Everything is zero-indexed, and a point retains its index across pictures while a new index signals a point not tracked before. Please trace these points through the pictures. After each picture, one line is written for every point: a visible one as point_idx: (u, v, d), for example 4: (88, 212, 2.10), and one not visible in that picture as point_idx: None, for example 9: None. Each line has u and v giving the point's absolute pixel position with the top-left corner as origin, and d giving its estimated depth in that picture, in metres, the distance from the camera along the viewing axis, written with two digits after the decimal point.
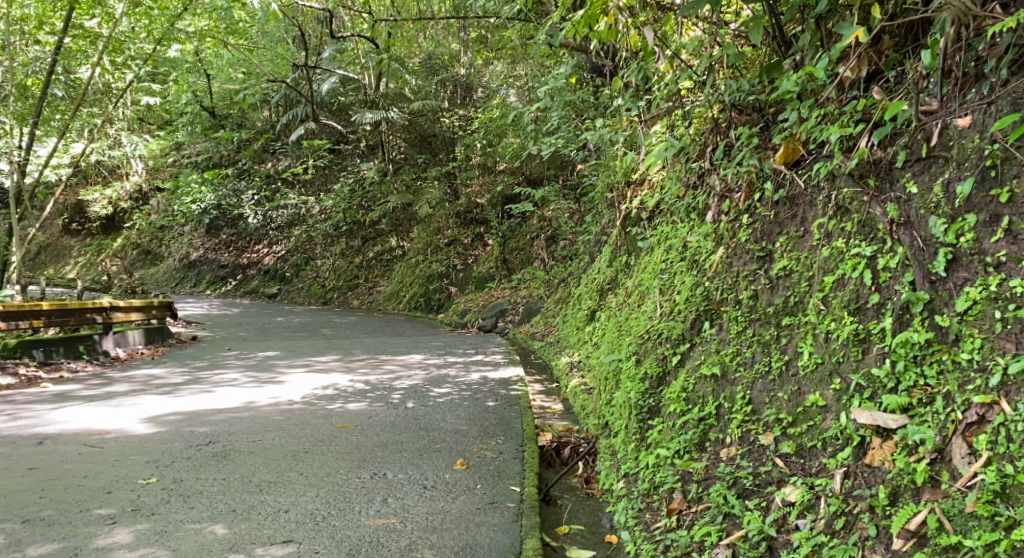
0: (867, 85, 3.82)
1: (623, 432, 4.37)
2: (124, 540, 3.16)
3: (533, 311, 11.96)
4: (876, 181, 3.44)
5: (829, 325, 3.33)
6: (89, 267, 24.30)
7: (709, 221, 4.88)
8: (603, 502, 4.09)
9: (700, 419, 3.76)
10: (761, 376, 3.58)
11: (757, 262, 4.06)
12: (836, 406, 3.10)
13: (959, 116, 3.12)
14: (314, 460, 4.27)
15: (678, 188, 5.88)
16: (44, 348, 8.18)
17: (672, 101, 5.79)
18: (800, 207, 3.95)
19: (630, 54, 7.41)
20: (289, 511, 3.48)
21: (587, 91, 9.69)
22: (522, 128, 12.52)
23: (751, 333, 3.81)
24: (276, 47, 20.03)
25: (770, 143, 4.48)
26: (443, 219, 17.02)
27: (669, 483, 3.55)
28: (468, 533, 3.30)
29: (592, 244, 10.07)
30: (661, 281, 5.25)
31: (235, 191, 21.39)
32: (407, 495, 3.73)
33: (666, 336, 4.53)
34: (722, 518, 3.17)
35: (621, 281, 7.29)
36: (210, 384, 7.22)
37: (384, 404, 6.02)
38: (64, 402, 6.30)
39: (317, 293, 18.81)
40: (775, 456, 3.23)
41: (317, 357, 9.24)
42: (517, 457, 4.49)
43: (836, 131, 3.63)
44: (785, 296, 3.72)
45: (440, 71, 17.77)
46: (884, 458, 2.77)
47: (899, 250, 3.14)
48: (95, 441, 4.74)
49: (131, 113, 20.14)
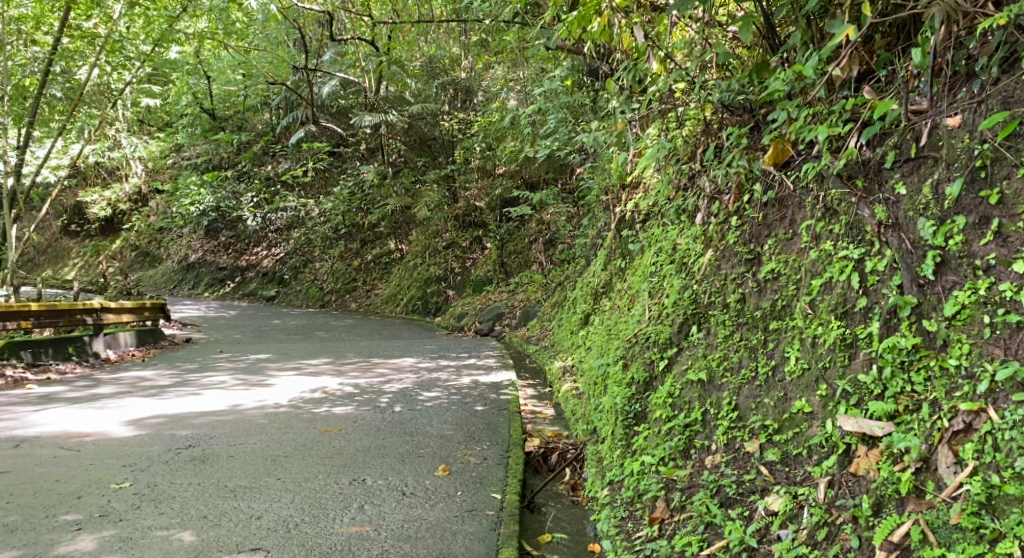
0: (858, 85, 3.74)
1: (610, 438, 4.27)
2: (87, 548, 3.07)
3: (530, 314, 11.86)
4: (865, 182, 3.35)
5: (817, 329, 3.24)
6: (87, 268, 24.20)
7: (698, 222, 4.80)
8: (589, 510, 3.99)
9: (685, 425, 3.67)
10: (748, 382, 3.49)
11: (745, 265, 3.97)
12: (823, 413, 3.02)
13: (949, 115, 3.04)
14: (293, 465, 4.19)
15: (670, 190, 5.80)
16: (32, 349, 8.05)
17: (666, 103, 5.70)
18: (788, 208, 3.87)
19: (625, 55, 7.31)
20: (261, 517, 3.40)
21: (585, 94, 9.58)
22: (520, 130, 12.41)
23: (739, 337, 3.72)
24: (276, 49, 19.97)
25: (760, 144, 4.39)
26: (441, 222, 16.91)
27: (652, 491, 3.46)
28: (443, 542, 3.22)
29: (589, 248, 9.96)
30: (651, 285, 5.16)
31: (234, 193, 21.26)
32: (384, 502, 3.65)
33: (654, 340, 4.45)
34: (703, 528, 3.08)
35: (615, 285, 7.19)
36: (197, 387, 7.13)
37: (371, 408, 5.93)
38: (48, 404, 6.20)
39: (315, 295, 18.73)
40: (761, 464, 3.13)
41: (309, 360, 9.17)
42: (501, 463, 4.41)
43: (825, 131, 3.53)
44: (772, 299, 3.64)
45: (440, 75, 17.57)
46: (869, 467, 2.68)
47: (887, 253, 3.06)
48: (72, 444, 4.66)
49: (131, 115, 20.04)
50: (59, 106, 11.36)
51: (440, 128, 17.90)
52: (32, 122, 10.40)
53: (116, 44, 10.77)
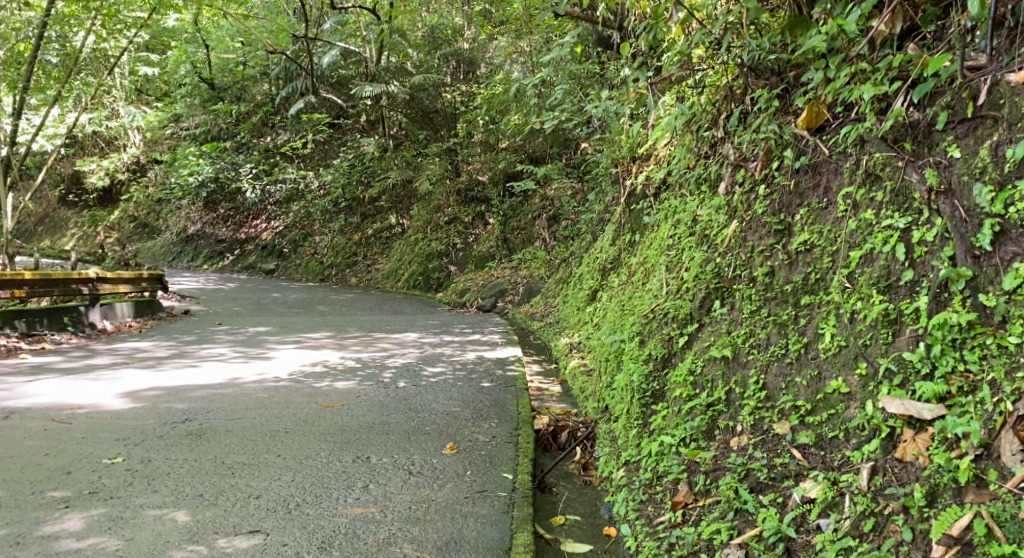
0: (900, 43, 3.47)
1: (624, 417, 4.06)
2: (74, 528, 2.87)
3: (533, 291, 11.66)
4: (913, 145, 3.11)
5: (856, 304, 3.01)
6: (84, 238, 23.86)
7: (722, 192, 4.56)
8: (602, 491, 3.81)
9: (708, 405, 3.45)
10: (776, 359, 3.28)
11: (774, 236, 3.73)
12: (862, 394, 2.80)
13: (1012, 71, 2.77)
14: (294, 441, 4.00)
15: (688, 158, 5.58)
16: (27, 319, 7.81)
17: (683, 70, 5.43)
18: (823, 175, 3.62)
19: (638, 18, 6.94)
20: (261, 496, 3.20)
21: (593, 63, 9.24)
22: (525, 102, 12.01)
23: (767, 313, 3.50)
24: (275, 19, 19.49)
25: (792, 108, 4.14)
26: (443, 197, 16.56)
27: (674, 473, 3.27)
28: (453, 526, 3.02)
29: (595, 223, 9.73)
30: (668, 259, 4.93)
31: (233, 164, 20.60)
32: (390, 481, 3.45)
33: (672, 316, 4.21)
34: (732, 514, 2.87)
35: (624, 261, 6.96)
36: (195, 359, 6.95)
37: (374, 383, 5.73)
38: (42, 374, 6.00)
39: (315, 270, 18.54)
40: (792, 447, 2.93)
41: (310, 333, 8.97)
42: (511, 441, 4.21)
43: (870, 90, 3.28)
44: (805, 273, 3.41)
45: (443, 46, 17.47)
46: (918, 453, 2.47)
47: (937, 222, 2.82)
48: (64, 417, 4.46)
49: (129, 83, 19.63)
50: (54, 73, 10.94)
51: (442, 100, 17.52)
52: (26, 89, 9.99)
53: (112, 9, 10.29)
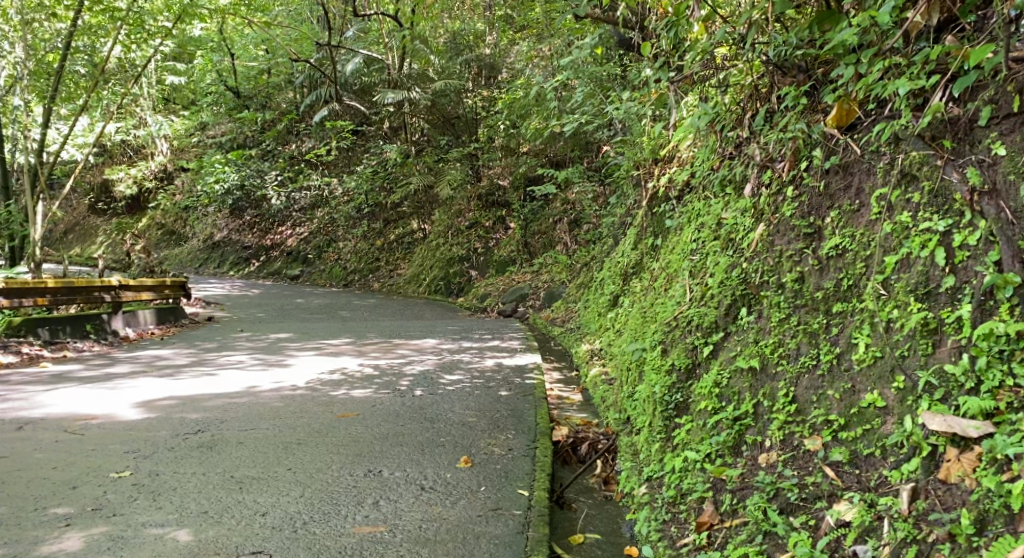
0: (938, 35, 3.29)
1: (646, 429, 3.90)
2: (73, 547, 2.80)
3: (555, 295, 11.51)
4: (952, 142, 2.95)
5: (892, 312, 2.82)
6: (114, 245, 24.16)
7: (748, 194, 4.39)
8: (623, 507, 3.65)
9: (735, 419, 3.27)
10: (808, 370, 3.10)
11: (803, 241, 3.55)
12: (900, 408, 2.61)
13: None
14: (305, 453, 3.91)
15: (712, 159, 5.39)
16: (49, 327, 7.87)
17: (706, 69, 5.25)
18: (854, 176, 3.45)
19: (659, 18, 6.82)
20: (267, 514, 3.11)
21: (614, 66, 9.03)
22: (545, 106, 11.89)
23: (797, 321, 3.31)
24: (298, 27, 19.60)
25: (820, 105, 3.96)
26: (464, 201, 16.38)
27: (698, 491, 3.09)
28: (465, 548, 2.89)
29: (616, 226, 9.55)
30: (692, 263, 4.75)
31: (258, 171, 21.07)
32: (401, 497, 3.34)
33: (697, 324, 4.02)
34: (761, 537, 2.70)
35: (646, 266, 6.78)
36: (214, 367, 6.90)
37: (390, 391, 5.63)
38: (60, 383, 6.00)
39: (338, 275, 18.56)
40: (825, 464, 2.75)
41: (329, 340, 8.91)
42: (527, 454, 4.07)
43: (906, 84, 3.12)
44: (836, 279, 3.23)
45: (465, 51, 16.97)
46: (964, 474, 2.29)
47: (981, 224, 2.64)
48: (76, 428, 4.42)
49: (155, 92, 19.86)
50: (82, 82, 10.99)
51: (463, 106, 17.54)
52: (53, 99, 10.05)
53: (137, 19, 10.25)
